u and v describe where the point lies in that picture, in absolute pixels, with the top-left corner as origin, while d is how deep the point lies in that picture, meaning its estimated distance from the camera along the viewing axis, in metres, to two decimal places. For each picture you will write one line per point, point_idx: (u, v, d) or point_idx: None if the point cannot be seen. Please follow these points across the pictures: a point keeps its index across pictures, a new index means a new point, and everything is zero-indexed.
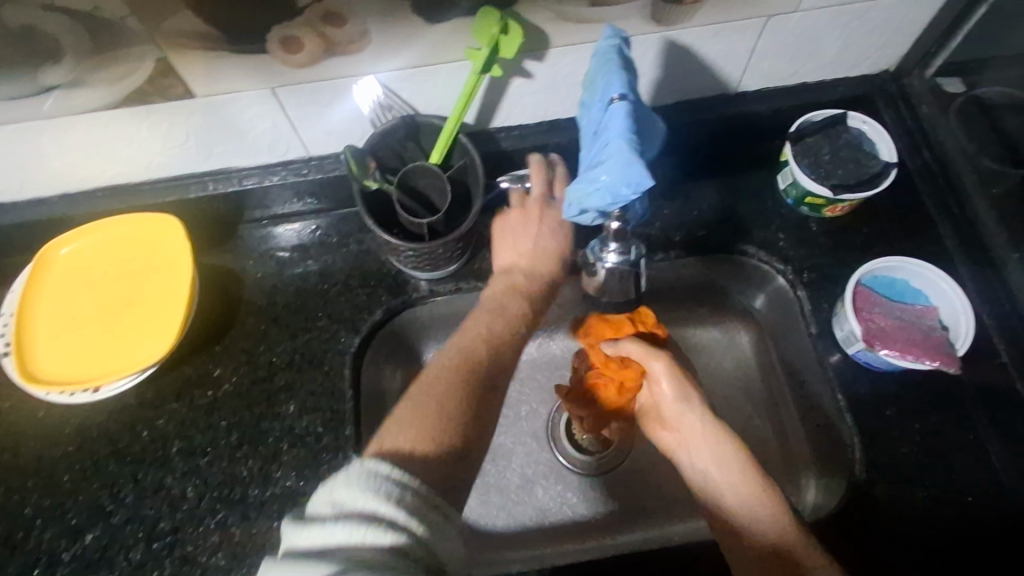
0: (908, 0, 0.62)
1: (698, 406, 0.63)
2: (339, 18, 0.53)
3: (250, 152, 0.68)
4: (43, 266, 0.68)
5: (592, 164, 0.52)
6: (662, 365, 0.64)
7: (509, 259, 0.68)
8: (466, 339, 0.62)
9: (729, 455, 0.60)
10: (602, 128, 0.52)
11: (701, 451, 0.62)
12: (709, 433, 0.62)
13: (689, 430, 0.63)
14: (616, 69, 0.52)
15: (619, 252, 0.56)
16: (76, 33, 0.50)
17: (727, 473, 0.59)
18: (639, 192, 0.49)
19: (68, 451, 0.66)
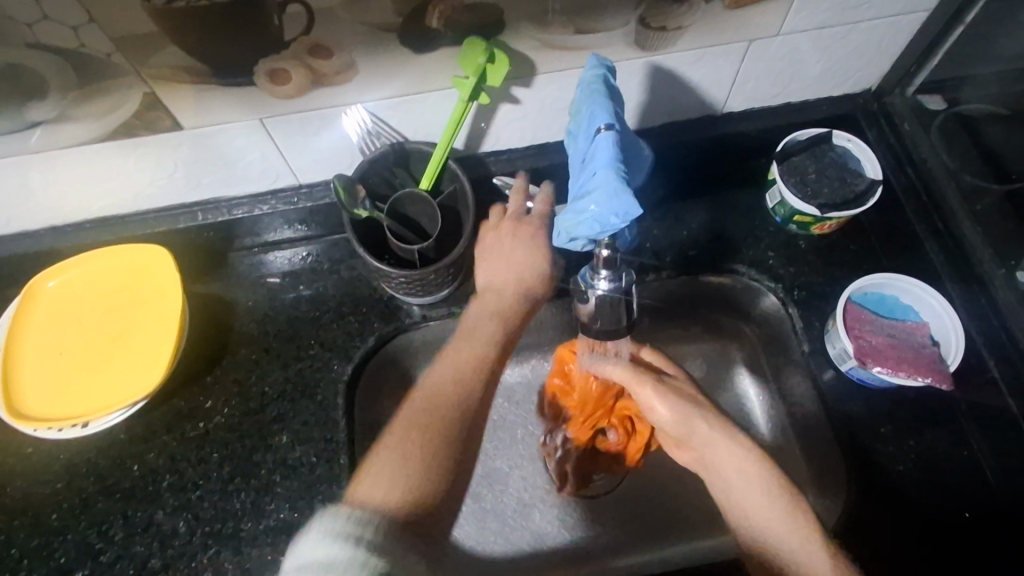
0: (886, 22, 0.63)
1: (703, 419, 0.59)
2: (325, 50, 0.53)
3: (239, 182, 0.67)
4: (29, 300, 0.68)
5: (580, 194, 0.52)
6: (652, 388, 0.62)
7: (485, 279, 0.66)
8: (453, 361, 0.58)
9: (751, 472, 0.55)
10: (589, 157, 0.52)
11: (721, 469, 0.57)
12: (730, 449, 0.57)
13: (705, 447, 0.59)
14: (602, 99, 0.53)
15: (610, 281, 0.54)
16: (62, 70, 0.50)
17: (750, 491, 0.55)
18: (627, 221, 0.49)
19: (57, 488, 0.65)
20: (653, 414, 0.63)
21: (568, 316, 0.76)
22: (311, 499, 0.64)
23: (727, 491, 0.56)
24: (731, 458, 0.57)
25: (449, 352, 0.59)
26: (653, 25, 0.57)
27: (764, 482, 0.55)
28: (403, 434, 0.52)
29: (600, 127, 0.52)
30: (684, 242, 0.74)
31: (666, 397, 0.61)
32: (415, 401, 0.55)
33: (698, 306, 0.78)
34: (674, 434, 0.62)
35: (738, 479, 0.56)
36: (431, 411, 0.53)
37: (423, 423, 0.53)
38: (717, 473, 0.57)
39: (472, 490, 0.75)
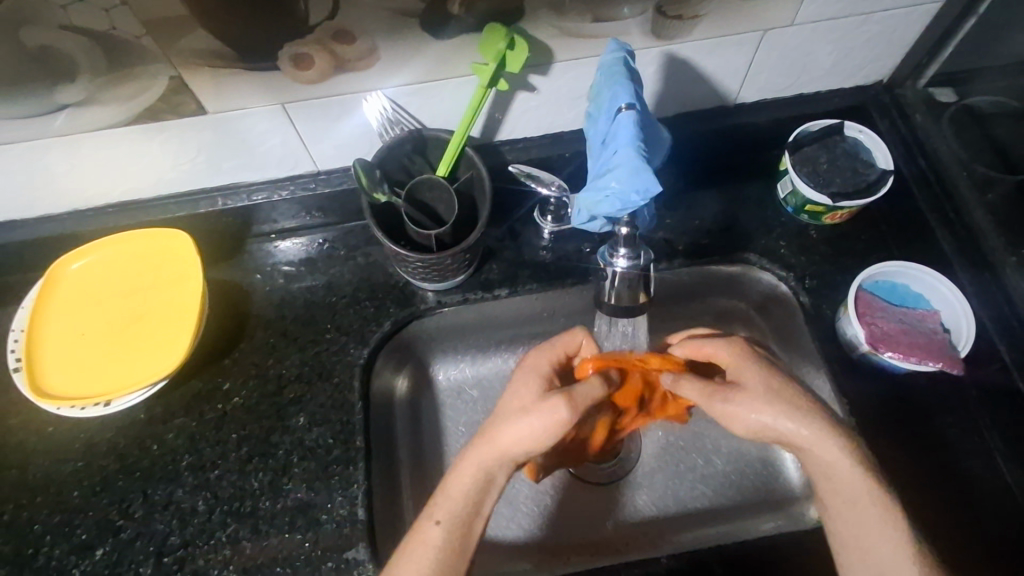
0: (898, 13, 0.64)
1: (800, 417, 0.52)
2: (348, 35, 0.54)
3: (260, 167, 0.68)
4: (53, 282, 0.69)
5: (601, 173, 0.54)
6: (721, 402, 0.56)
7: (503, 439, 0.54)
8: (487, 448, 0.55)
9: (860, 485, 0.51)
10: (611, 136, 0.54)
11: (834, 480, 0.52)
12: (834, 452, 0.51)
13: (824, 455, 0.52)
14: (622, 78, 0.55)
15: (629, 258, 0.57)
16: (92, 52, 0.51)
17: (855, 500, 0.51)
18: (648, 198, 0.51)
19: (78, 466, 0.66)
20: (731, 422, 0.56)
21: (581, 305, 0.77)
22: (328, 480, 0.65)
23: (836, 498, 0.52)
24: (832, 460, 0.52)
25: (499, 430, 0.55)
26: (669, 14, 0.58)
27: (876, 506, 0.50)
28: (437, 518, 0.53)
29: (620, 107, 0.53)
30: (697, 231, 0.75)
31: (737, 412, 0.55)
32: (464, 480, 0.54)
33: (710, 295, 0.79)
34: (783, 435, 0.53)
35: (844, 488, 0.51)
36: (464, 506, 0.54)
37: (463, 517, 0.53)
38: (830, 475, 0.52)
39: None
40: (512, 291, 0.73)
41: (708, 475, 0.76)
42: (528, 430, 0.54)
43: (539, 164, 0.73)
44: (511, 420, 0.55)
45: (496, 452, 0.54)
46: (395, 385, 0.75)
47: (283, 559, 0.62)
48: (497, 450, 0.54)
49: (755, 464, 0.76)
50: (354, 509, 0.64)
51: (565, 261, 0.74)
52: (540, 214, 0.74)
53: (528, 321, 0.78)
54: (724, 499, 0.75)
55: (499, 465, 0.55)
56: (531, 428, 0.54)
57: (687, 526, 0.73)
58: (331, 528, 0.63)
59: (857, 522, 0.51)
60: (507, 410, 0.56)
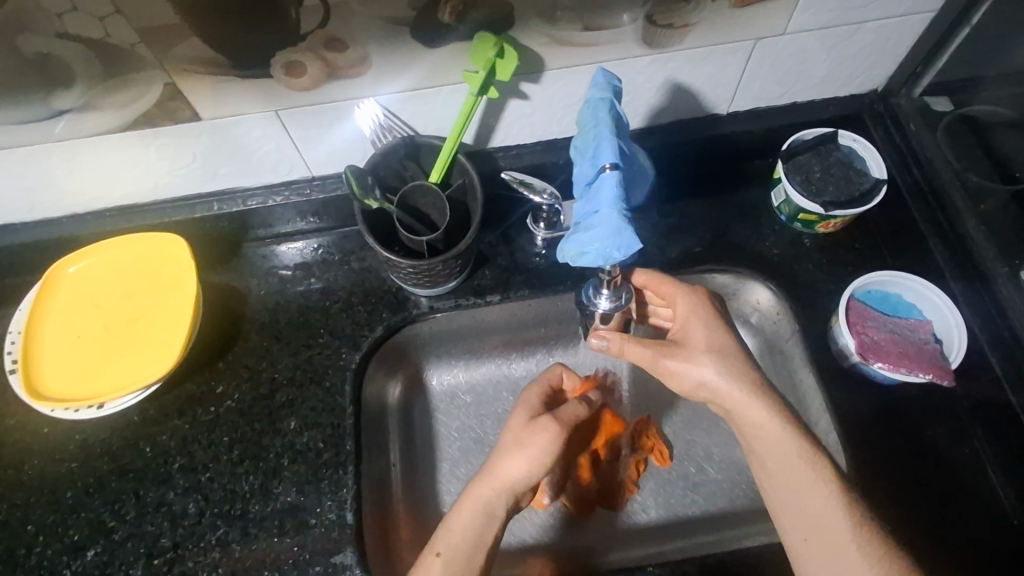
0: (891, 23, 0.64)
1: (728, 371, 0.58)
2: (341, 44, 0.55)
3: (254, 172, 0.69)
4: (51, 285, 0.70)
5: (582, 225, 0.53)
6: (663, 360, 0.61)
7: (504, 467, 0.57)
8: (487, 479, 0.57)
9: (786, 440, 0.56)
10: (593, 191, 0.53)
11: (761, 438, 0.57)
12: (761, 412, 0.57)
13: (751, 417, 0.57)
14: (607, 133, 0.53)
15: (611, 300, 0.63)
16: (87, 59, 0.52)
17: (784, 456, 0.55)
18: (628, 253, 0.51)
19: (72, 467, 0.67)
20: (676, 379, 0.61)
21: (574, 312, 0.77)
22: (317, 483, 0.65)
23: (770, 467, 0.56)
24: (766, 425, 0.56)
25: (496, 463, 0.58)
26: (660, 23, 0.58)
27: (804, 459, 0.55)
28: (438, 549, 0.55)
29: (605, 165, 0.52)
30: (690, 238, 0.75)
31: (682, 367, 0.60)
32: (464, 514, 0.56)
33: None
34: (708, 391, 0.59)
35: (771, 449, 0.56)
36: (463, 539, 0.55)
37: (464, 548, 0.55)
38: (753, 441, 0.57)
39: None
40: (504, 297, 0.74)
41: (700, 484, 0.76)
42: (523, 447, 0.58)
43: (532, 171, 0.73)
44: (505, 449, 0.58)
45: (495, 485, 0.57)
46: (388, 390, 0.76)
47: (271, 563, 0.62)
48: (496, 482, 0.57)
49: (747, 473, 0.76)
50: (343, 513, 0.64)
51: (557, 268, 0.75)
52: (533, 220, 0.74)
53: (521, 326, 0.78)
54: (716, 508, 0.74)
55: (500, 497, 0.57)
56: (527, 447, 0.58)
57: (678, 534, 0.73)
58: (320, 531, 0.63)
59: (790, 494, 0.55)
60: (502, 444, 0.59)
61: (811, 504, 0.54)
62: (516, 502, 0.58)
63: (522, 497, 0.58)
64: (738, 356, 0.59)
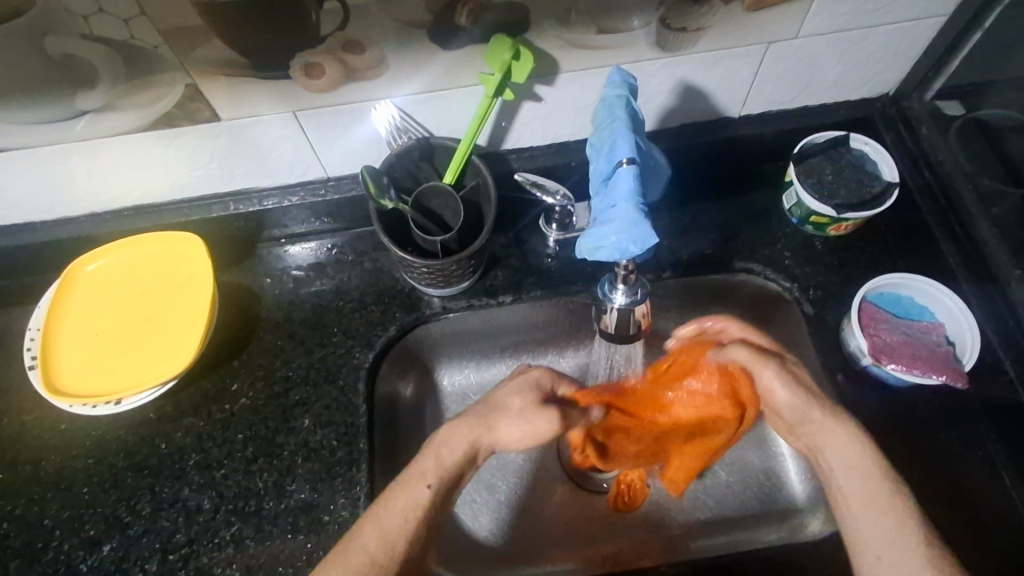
0: (903, 26, 0.64)
1: (821, 411, 0.56)
2: (359, 46, 0.56)
3: (270, 173, 0.70)
4: (69, 282, 0.71)
5: (599, 220, 0.53)
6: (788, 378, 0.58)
7: (503, 423, 0.57)
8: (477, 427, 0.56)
9: (866, 468, 0.54)
10: (608, 188, 0.54)
11: (834, 453, 0.55)
12: (842, 438, 0.55)
13: (813, 432, 0.57)
14: (623, 130, 0.54)
15: (627, 295, 0.61)
16: (111, 60, 0.53)
17: (856, 483, 0.54)
18: (645, 248, 0.52)
19: (88, 462, 0.67)
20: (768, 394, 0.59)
21: (586, 312, 0.77)
22: (331, 481, 0.66)
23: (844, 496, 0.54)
24: (835, 441, 0.55)
25: (495, 420, 0.57)
26: (673, 27, 0.59)
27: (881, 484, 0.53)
28: (428, 480, 0.54)
29: (621, 160, 0.53)
30: (700, 241, 0.76)
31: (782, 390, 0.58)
32: (454, 445, 0.56)
33: (713, 305, 0.79)
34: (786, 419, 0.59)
35: (848, 480, 0.54)
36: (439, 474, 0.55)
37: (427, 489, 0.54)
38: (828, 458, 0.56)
39: (486, 481, 0.76)
40: (516, 298, 0.74)
41: (710, 487, 0.76)
42: (527, 423, 0.57)
43: (544, 172, 0.74)
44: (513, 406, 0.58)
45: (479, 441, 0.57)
46: (400, 390, 0.76)
47: (284, 560, 0.63)
48: (487, 433, 0.57)
49: (758, 476, 0.76)
50: (355, 511, 0.64)
51: (569, 269, 0.75)
52: (545, 222, 0.75)
53: (532, 327, 0.79)
54: (727, 510, 0.75)
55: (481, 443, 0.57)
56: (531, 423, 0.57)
57: (688, 535, 0.73)
58: (333, 529, 0.64)
59: (867, 511, 0.52)
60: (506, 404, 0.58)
61: (887, 519, 0.51)
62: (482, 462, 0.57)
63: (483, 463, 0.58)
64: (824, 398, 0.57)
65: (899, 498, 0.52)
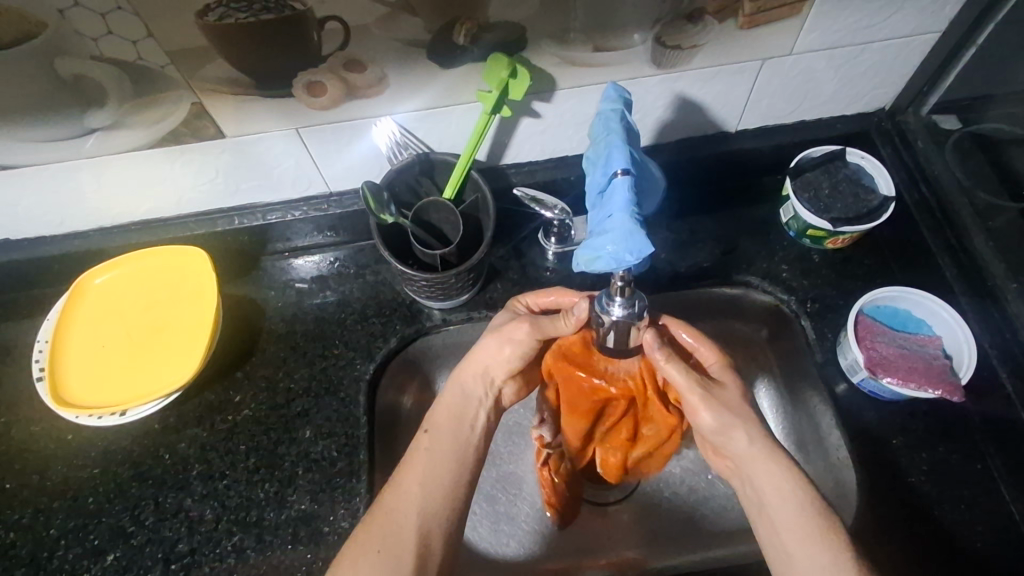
0: (897, 43, 0.65)
1: (754, 436, 0.59)
2: (359, 64, 0.57)
3: (274, 189, 0.71)
4: (77, 295, 0.73)
5: (597, 231, 0.53)
6: (701, 396, 0.61)
7: (484, 360, 0.65)
8: (469, 366, 0.65)
9: (791, 487, 0.56)
10: (605, 200, 0.54)
11: (756, 471, 0.58)
12: (774, 468, 0.57)
13: (740, 457, 0.60)
14: (618, 142, 0.55)
15: (625, 308, 0.57)
16: (119, 79, 0.55)
17: (789, 510, 0.55)
18: (643, 258, 0.51)
19: (94, 473, 0.69)
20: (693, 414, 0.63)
21: None
22: (331, 492, 0.66)
23: (778, 520, 0.56)
24: (750, 454, 0.59)
25: (474, 353, 0.65)
26: (668, 44, 0.60)
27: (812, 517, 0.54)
28: (428, 425, 0.63)
29: (617, 171, 0.53)
30: (699, 254, 0.76)
31: (712, 405, 0.61)
32: (448, 397, 0.65)
33: (712, 317, 0.80)
34: (712, 442, 0.62)
35: (784, 508, 0.55)
36: (458, 415, 0.64)
37: (449, 424, 0.63)
38: (744, 467, 0.59)
39: (487, 493, 0.78)
40: None
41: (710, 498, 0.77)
42: (500, 339, 0.64)
43: (544, 186, 0.75)
44: (487, 342, 0.65)
45: (474, 367, 0.65)
46: (400, 401, 0.77)
47: (284, 570, 0.63)
48: (473, 370, 0.65)
49: None
50: (355, 522, 0.65)
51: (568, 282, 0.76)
52: (544, 236, 0.76)
53: None
54: (725, 523, 0.75)
55: (472, 375, 0.65)
56: (505, 337, 0.64)
57: (687, 548, 0.74)
58: (332, 539, 0.64)
59: (784, 517, 0.55)
60: (488, 351, 0.65)
61: (800, 528, 0.54)
62: (494, 386, 0.66)
63: (499, 381, 0.66)
64: (754, 422, 0.60)
65: (814, 509, 0.55)
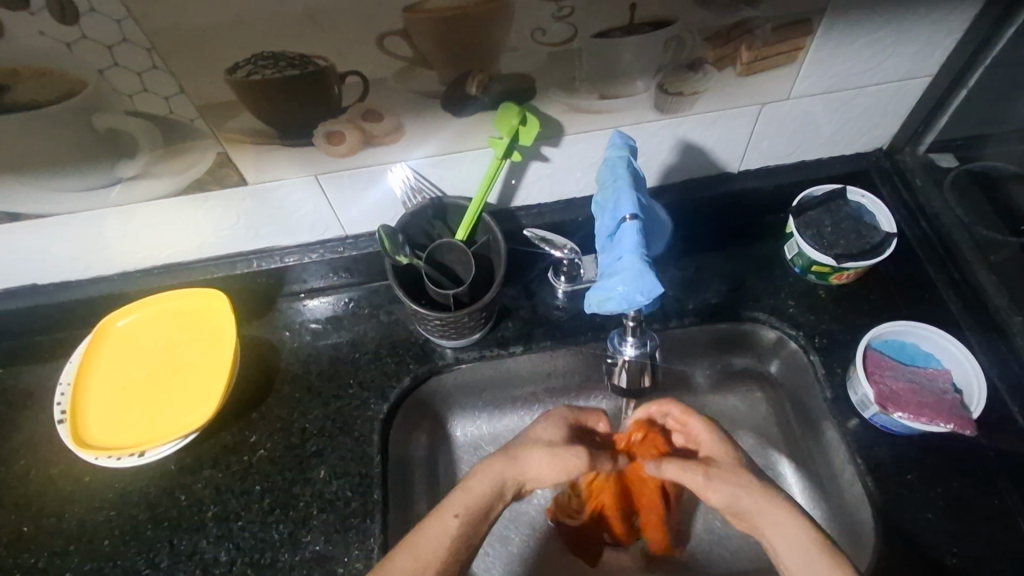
0: (890, 87, 0.68)
1: (754, 490, 0.58)
2: (377, 115, 0.60)
3: (293, 233, 0.74)
4: (100, 337, 0.74)
5: (607, 272, 0.56)
6: (703, 477, 0.60)
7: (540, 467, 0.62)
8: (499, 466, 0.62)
9: (795, 528, 0.55)
10: (614, 242, 0.56)
11: (772, 530, 0.56)
12: (778, 515, 0.56)
13: (756, 514, 0.57)
14: (626, 187, 0.57)
15: (637, 347, 0.64)
16: (150, 132, 0.58)
17: (793, 548, 0.54)
18: (652, 297, 0.54)
19: (110, 515, 0.69)
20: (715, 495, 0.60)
21: (597, 362, 0.79)
22: (345, 533, 0.66)
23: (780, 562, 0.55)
24: (770, 511, 0.56)
25: (524, 455, 0.62)
26: (671, 91, 0.63)
27: (817, 547, 0.54)
28: (456, 510, 0.58)
29: (625, 216, 0.55)
30: (707, 291, 0.77)
31: (716, 485, 0.59)
32: (485, 480, 0.61)
33: (721, 353, 0.80)
34: (730, 506, 0.59)
35: (786, 548, 0.55)
36: (472, 506, 0.59)
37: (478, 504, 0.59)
38: (766, 525, 0.56)
39: (500, 534, 0.76)
40: (527, 348, 0.76)
41: (723, 536, 0.75)
42: (556, 455, 0.63)
43: (552, 227, 0.77)
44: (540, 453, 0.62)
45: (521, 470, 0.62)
46: (413, 440, 0.77)
47: None
48: (517, 471, 0.62)
49: None
50: (368, 562, 0.65)
51: (579, 320, 0.77)
52: (553, 275, 0.78)
53: (543, 378, 0.80)
54: (743, 563, 0.74)
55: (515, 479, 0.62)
56: (561, 460, 0.62)
57: None
58: None
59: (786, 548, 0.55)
60: (538, 436, 0.65)
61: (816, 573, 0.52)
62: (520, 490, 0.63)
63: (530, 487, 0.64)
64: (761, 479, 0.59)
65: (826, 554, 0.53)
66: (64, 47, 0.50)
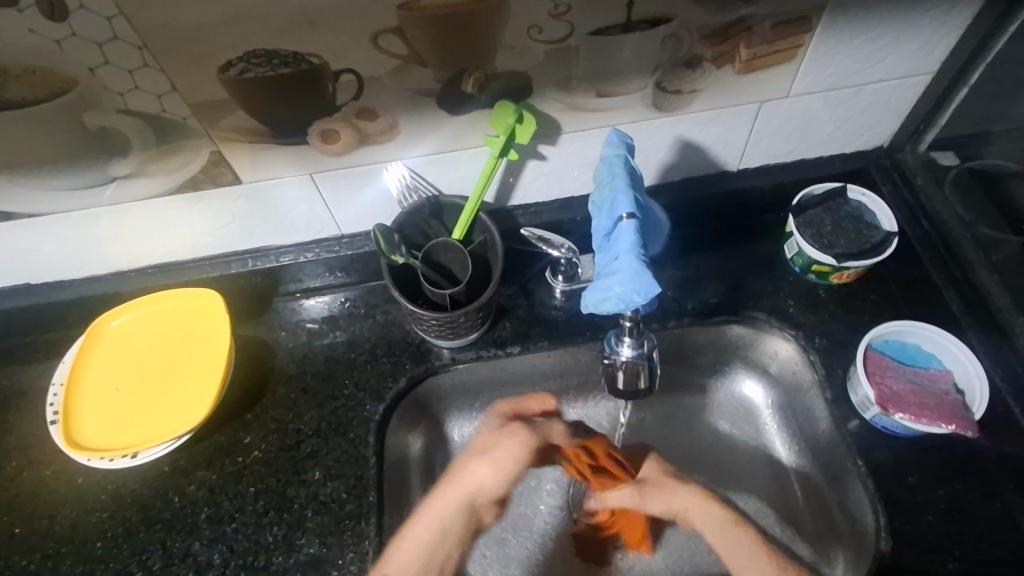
0: (890, 84, 0.67)
1: (688, 492, 0.69)
2: (372, 114, 0.59)
3: (288, 233, 0.73)
4: (94, 337, 0.74)
5: (604, 272, 0.55)
6: (639, 496, 0.71)
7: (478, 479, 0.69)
8: (439, 503, 0.67)
9: (727, 525, 0.66)
10: (611, 241, 0.56)
11: (707, 526, 0.67)
12: (706, 508, 0.67)
13: (694, 515, 0.68)
14: (622, 186, 0.56)
15: (634, 347, 0.64)
16: (142, 130, 0.57)
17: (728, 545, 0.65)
18: (649, 298, 0.53)
19: (103, 516, 0.68)
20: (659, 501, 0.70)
21: (594, 362, 0.79)
22: (340, 535, 0.66)
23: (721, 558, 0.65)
24: (702, 509, 0.67)
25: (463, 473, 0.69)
26: (668, 90, 0.62)
27: (748, 538, 0.64)
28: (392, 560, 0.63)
29: (622, 215, 0.55)
30: (705, 291, 0.77)
31: (653, 498, 0.70)
32: (425, 521, 0.66)
33: (721, 353, 0.80)
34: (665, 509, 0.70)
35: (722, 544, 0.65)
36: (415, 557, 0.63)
37: (422, 548, 0.64)
38: (703, 526, 0.67)
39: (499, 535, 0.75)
40: (524, 349, 0.75)
41: None
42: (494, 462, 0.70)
43: (549, 226, 0.76)
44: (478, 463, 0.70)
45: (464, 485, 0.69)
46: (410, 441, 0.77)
47: None
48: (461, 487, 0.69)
49: (770, 527, 0.74)
50: (363, 566, 0.64)
51: (577, 320, 0.77)
52: (551, 274, 0.77)
53: (540, 379, 0.80)
54: None
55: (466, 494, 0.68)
56: (498, 463, 0.70)
57: None
58: None
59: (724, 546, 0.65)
60: (477, 444, 0.71)
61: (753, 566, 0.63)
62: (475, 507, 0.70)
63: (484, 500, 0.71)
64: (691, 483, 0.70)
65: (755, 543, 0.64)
66: (54, 45, 0.50)
